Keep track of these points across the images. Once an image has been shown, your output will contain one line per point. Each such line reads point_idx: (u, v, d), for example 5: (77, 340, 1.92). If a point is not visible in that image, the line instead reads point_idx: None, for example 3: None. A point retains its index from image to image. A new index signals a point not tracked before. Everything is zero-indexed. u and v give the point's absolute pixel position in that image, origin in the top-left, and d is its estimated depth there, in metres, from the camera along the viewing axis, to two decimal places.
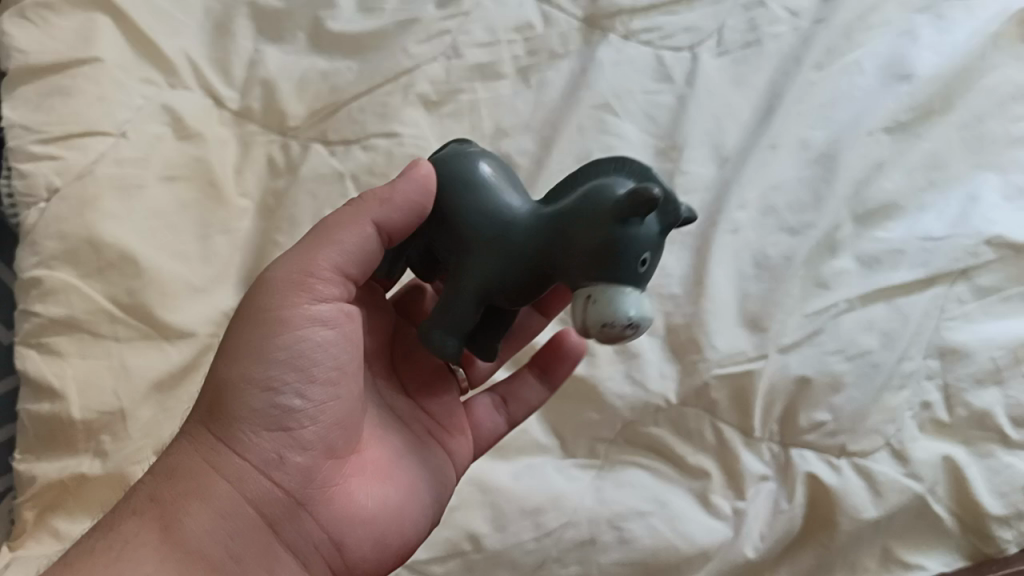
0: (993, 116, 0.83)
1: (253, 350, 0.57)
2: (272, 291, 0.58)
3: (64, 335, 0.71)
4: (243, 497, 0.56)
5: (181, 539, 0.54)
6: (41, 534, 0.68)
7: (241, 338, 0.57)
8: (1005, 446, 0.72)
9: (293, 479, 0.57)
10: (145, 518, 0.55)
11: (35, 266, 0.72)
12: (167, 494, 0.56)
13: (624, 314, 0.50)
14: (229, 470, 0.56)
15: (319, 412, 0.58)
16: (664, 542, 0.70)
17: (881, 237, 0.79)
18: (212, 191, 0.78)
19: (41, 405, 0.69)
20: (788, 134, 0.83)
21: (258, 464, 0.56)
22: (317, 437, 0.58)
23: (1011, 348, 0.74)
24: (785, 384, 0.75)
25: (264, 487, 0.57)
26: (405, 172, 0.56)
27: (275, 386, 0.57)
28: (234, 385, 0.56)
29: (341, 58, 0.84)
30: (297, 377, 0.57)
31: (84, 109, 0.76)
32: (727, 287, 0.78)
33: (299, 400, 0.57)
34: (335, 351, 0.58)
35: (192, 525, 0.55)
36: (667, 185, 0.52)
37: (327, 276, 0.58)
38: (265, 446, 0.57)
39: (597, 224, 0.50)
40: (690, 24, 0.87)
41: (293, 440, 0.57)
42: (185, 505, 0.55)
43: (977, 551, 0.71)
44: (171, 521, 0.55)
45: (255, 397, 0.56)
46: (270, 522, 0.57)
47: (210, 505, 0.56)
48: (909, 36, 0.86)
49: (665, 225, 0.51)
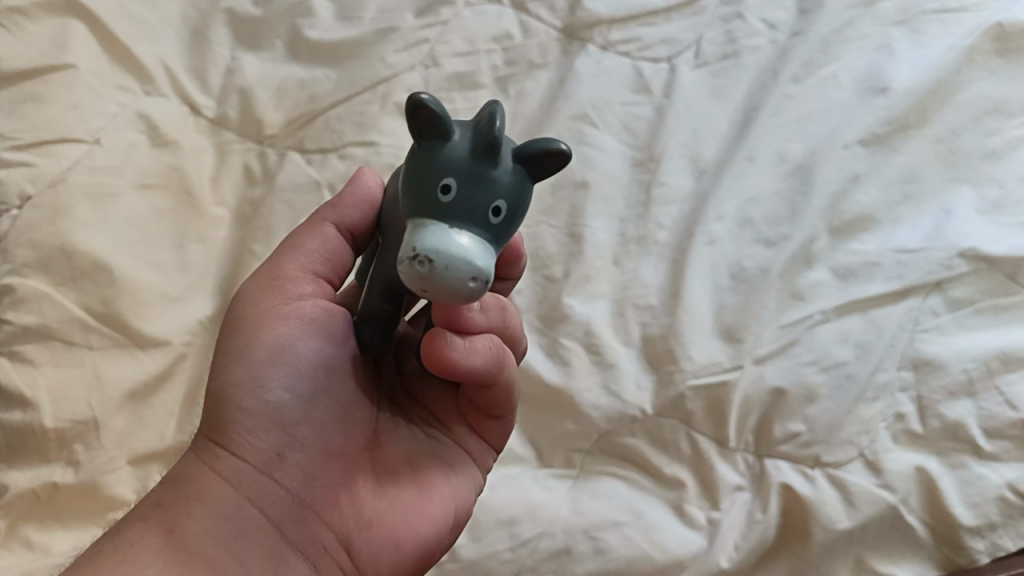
0: (967, 130, 0.83)
1: (243, 350, 0.57)
2: (258, 294, 0.59)
3: (36, 343, 0.69)
4: (245, 498, 0.56)
5: (184, 542, 0.53)
6: (13, 544, 0.65)
7: (232, 341, 0.58)
8: (978, 458, 0.72)
9: (294, 477, 0.57)
10: (149, 524, 0.55)
11: (7, 275, 0.71)
12: (170, 500, 0.56)
13: (411, 247, 0.46)
14: (227, 471, 0.56)
15: (311, 407, 0.58)
16: (640, 553, 0.70)
17: (856, 249, 0.79)
18: (188, 200, 0.78)
19: (12, 414, 0.67)
20: (765, 147, 0.84)
21: (257, 465, 0.56)
22: (314, 433, 0.58)
23: (983, 360, 0.74)
24: (759, 395, 0.75)
25: (266, 487, 0.56)
26: (351, 182, 0.62)
27: (265, 382, 0.57)
28: (228, 383, 0.57)
29: (318, 67, 0.84)
30: (287, 372, 0.57)
31: (58, 116, 0.76)
32: (703, 298, 0.79)
33: (289, 396, 0.57)
34: (319, 345, 0.58)
35: (194, 528, 0.54)
36: (483, 108, 0.49)
37: (298, 276, 0.60)
38: (262, 446, 0.56)
39: (411, 158, 0.50)
40: (667, 36, 0.88)
41: (290, 436, 0.57)
42: (187, 509, 0.55)
43: (950, 561, 0.70)
44: (173, 525, 0.54)
45: (248, 395, 0.56)
46: (275, 523, 0.56)
47: (212, 508, 0.55)
48: (886, 51, 0.87)
49: (483, 144, 0.48)
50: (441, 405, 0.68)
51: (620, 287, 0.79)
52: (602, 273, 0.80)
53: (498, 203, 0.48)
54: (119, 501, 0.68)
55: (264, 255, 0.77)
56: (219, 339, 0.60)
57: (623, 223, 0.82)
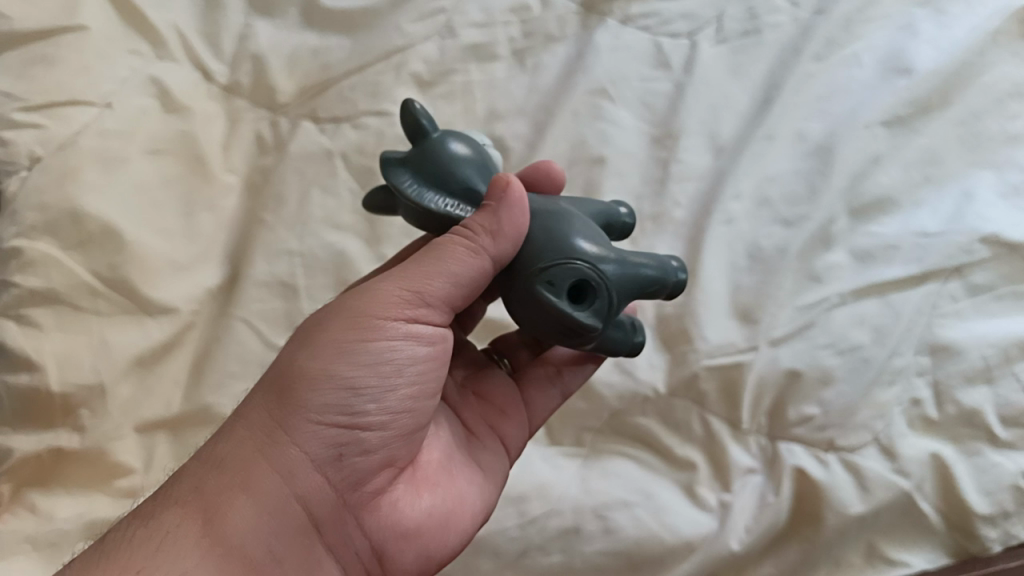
0: (990, 114, 0.82)
1: (342, 348, 0.54)
2: (375, 295, 0.56)
3: (43, 308, 0.68)
4: (292, 493, 0.52)
5: (223, 535, 0.50)
6: (18, 509, 0.64)
7: (337, 335, 0.55)
8: (993, 445, 0.70)
9: (346, 479, 0.54)
10: (188, 511, 0.51)
11: (14, 237, 0.70)
12: (211, 486, 0.52)
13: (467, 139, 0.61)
14: (281, 461, 0.52)
15: (390, 419, 0.55)
16: (649, 533, 0.68)
17: (874, 231, 0.78)
18: (198, 167, 0.78)
19: (17, 377, 0.66)
20: (785, 126, 0.83)
21: (314, 459, 0.53)
22: (381, 444, 0.55)
23: (1002, 346, 0.72)
24: (774, 376, 0.73)
25: (316, 485, 0.53)
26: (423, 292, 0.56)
27: (357, 386, 0.54)
28: (309, 374, 0.53)
29: (333, 36, 0.84)
30: (380, 385, 0.55)
31: (68, 79, 0.75)
32: (719, 278, 0.78)
33: (375, 407, 0.54)
34: (420, 366, 0.56)
35: (236, 519, 0.51)
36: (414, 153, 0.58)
37: (434, 303, 0.56)
38: (326, 444, 0.53)
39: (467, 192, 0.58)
40: (688, 11, 0.87)
41: (357, 441, 0.54)
42: (229, 497, 0.51)
43: (962, 549, 0.68)
44: (212, 515, 0.51)
45: (329, 392, 0.53)
46: (315, 522, 0.53)
47: (256, 501, 0.52)
48: (909, 31, 0.86)
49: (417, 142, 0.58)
50: (499, 396, 0.71)
51: None
52: None
53: (458, 146, 0.58)
54: (124, 467, 0.67)
55: (274, 225, 0.77)
56: (314, 322, 0.57)
57: (639, 200, 0.82)
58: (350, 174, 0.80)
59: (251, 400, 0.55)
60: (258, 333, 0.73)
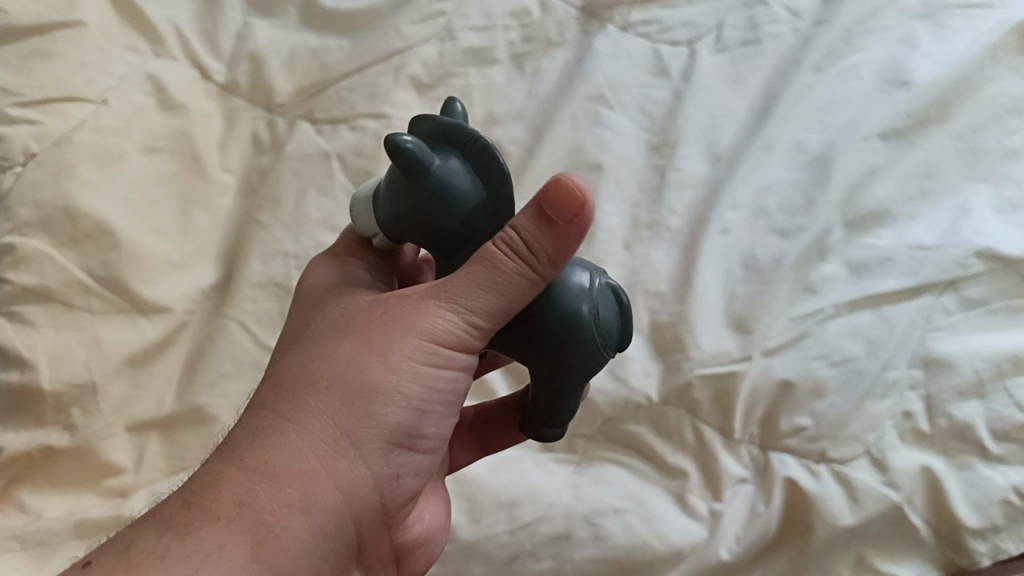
0: (987, 128, 0.82)
1: (416, 368, 0.51)
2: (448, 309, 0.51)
3: (36, 305, 0.67)
4: (346, 511, 0.51)
5: (276, 559, 0.47)
6: (7, 507, 0.64)
7: (404, 350, 0.51)
8: (985, 459, 0.70)
9: (393, 497, 0.54)
10: (236, 529, 0.47)
11: (9, 234, 0.69)
12: (263, 504, 0.48)
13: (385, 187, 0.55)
14: (343, 481, 0.50)
15: (439, 440, 0.55)
16: (640, 541, 0.68)
17: (869, 243, 0.78)
18: (194, 165, 0.77)
19: (10, 376, 0.65)
20: (783, 136, 0.83)
21: (374, 480, 0.52)
22: (428, 463, 0.55)
23: (995, 361, 0.72)
24: (767, 387, 0.73)
25: (368, 502, 0.52)
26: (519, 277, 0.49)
27: (420, 410, 0.52)
28: (382, 391, 0.51)
29: (332, 36, 0.84)
30: (439, 408, 0.54)
31: (64, 75, 0.75)
32: (714, 287, 0.78)
33: (431, 430, 0.54)
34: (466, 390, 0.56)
35: (293, 542, 0.48)
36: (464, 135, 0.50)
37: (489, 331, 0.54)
38: (387, 465, 0.52)
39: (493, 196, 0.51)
40: (688, 19, 0.88)
41: (413, 461, 0.54)
42: (286, 519, 0.48)
43: (951, 562, 0.69)
44: (265, 537, 0.47)
45: (399, 414, 0.51)
46: (356, 537, 0.53)
47: (313, 521, 0.49)
48: (908, 44, 0.86)
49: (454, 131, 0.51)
50: None
51: (631, 272, 0.79)
52: (613, 257, 0.79)
53: None
54: (114, 467, 0.67)
55: (269, 225, 0.76)
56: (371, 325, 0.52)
57: (636, 208, 0.81)
58: (347, 176, 0.79)
59: (304, 409, 0.50)
60: (253, 335, 0.73)
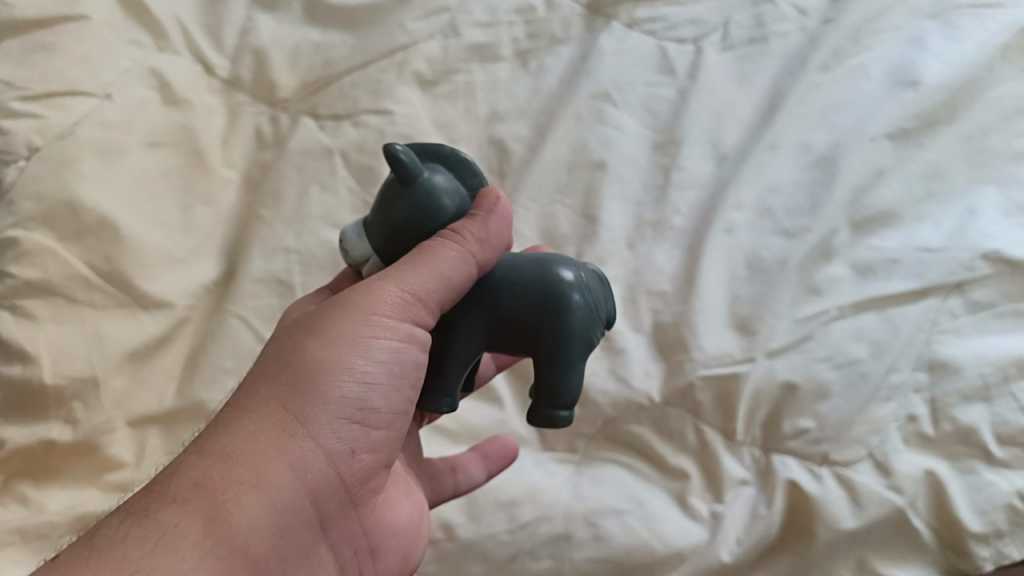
0: (996, 130, 0.81)
1: (356, 342, 0.53)
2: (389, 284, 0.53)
3: (39, 299, 0.67)
4: (302, 486, 0.52)
5: (229, 534, 0.49)
6: (8, 500, 0.64)
7: (348, 328, 0.53)
8: (989, 464, 0.69)
9: (351, 474, 0.55)
10: (189, 508, 0.49)
11: (11, 227, 0.69)
12: (214, 483, 0.50)
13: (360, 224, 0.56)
14: (294, 457, 0.51)
15: (395, 416, 0.55)
16: (639, 542, 0.68)
17: (875, 245, 0.77)
18: (196, 160, 0.77)
19: (11, 368, 0.65)
20: (789, 136, 0.82)
21: (329, 456, 0.53)
22: (387, 439, 0.56)
23: (1001, 365, 0.71)
24: (770, 389, 0.73)
25: (326, 478, 0.53)
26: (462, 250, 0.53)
27: (368, 382, 0.53)
28: (326, 365, 0.52)
29: (336, 31, 0.84)
30: (391, 381, 0.54)
31: (66, 69, 0.74)
32: (717, 287, 0.77)
33: (383, 403, 0.54)
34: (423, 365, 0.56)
35: (246, 517, 0.49)
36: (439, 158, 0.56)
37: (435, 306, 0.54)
38: (340, 439, 0.53)
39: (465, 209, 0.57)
40: (694, 17, 0.87)
41: (369, 437, 0.54)
42: (236, 495, 0.50)
43: (953, 567, 0.68)
44: (217, 514, 0.49)
45: (345, 388, 0.53)
46: (319, 516, 0.54)
47: (265, 496, 0.50)
48: (917, 44, 0.85)
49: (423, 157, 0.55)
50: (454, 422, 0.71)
51: (633, 272, 0.79)
52: (615, 257, 0.79)
53: None
54: (115, 462, 0.66)
55: (271, 221, 0.76)
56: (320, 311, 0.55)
57: (639, 207, 0.81)
58: (349, 172, 0.79)
59: (255, 393, 0.53)
60: (254, 330, 0.72)
